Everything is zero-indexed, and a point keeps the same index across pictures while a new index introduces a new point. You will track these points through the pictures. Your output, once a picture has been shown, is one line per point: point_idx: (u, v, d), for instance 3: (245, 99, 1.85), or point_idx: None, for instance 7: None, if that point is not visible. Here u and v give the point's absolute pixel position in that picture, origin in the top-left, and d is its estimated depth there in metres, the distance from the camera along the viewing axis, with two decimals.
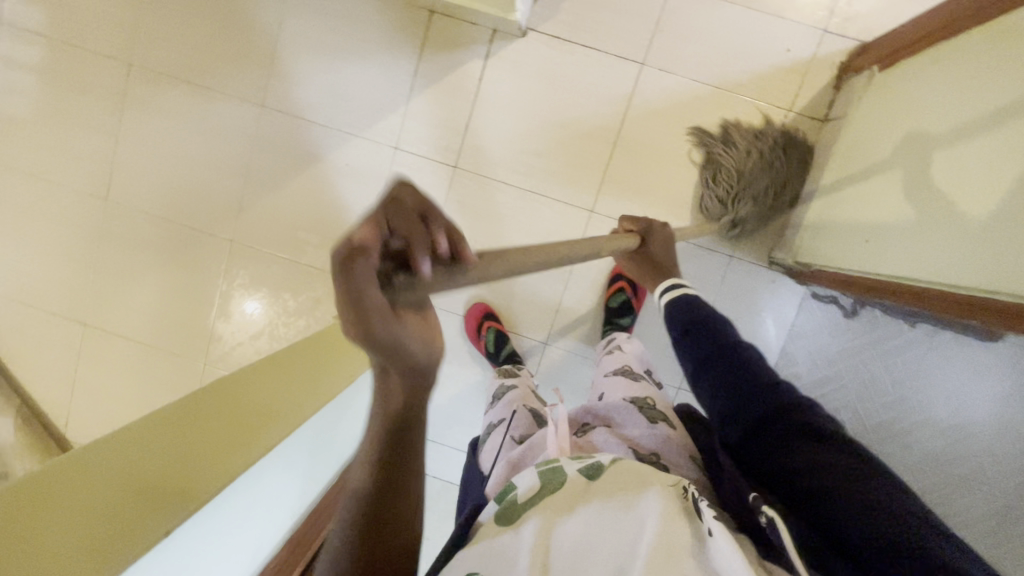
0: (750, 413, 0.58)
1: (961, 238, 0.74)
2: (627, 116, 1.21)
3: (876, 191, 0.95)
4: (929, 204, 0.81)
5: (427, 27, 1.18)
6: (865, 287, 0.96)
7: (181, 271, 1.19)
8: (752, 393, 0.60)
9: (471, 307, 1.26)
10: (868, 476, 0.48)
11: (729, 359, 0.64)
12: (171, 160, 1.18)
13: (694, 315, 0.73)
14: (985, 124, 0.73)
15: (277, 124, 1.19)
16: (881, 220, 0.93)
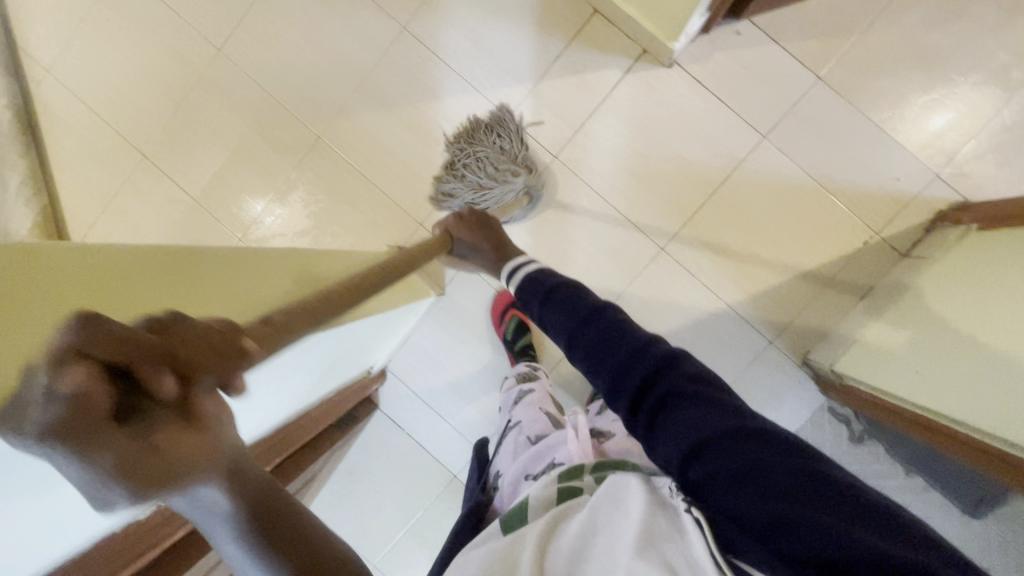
0: (632, 388, 0.56)
1: (998, 393, 0.77)
2: (729, 178, 1.15)
3: (931, 324, 0.96)
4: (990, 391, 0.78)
5: (585, 22, 1.15)
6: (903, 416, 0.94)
7: (253, 144, 1.25)
8: (633, 360, 0.57)
9: (499, 294, 1.21)
10: (779, 464, 0.45)
11: (604, 333, 0.61)
12: (289, 38, 1.22)
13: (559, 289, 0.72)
14: None
15: (404, 47, 1.20)
16: (933, 354, 0.93)
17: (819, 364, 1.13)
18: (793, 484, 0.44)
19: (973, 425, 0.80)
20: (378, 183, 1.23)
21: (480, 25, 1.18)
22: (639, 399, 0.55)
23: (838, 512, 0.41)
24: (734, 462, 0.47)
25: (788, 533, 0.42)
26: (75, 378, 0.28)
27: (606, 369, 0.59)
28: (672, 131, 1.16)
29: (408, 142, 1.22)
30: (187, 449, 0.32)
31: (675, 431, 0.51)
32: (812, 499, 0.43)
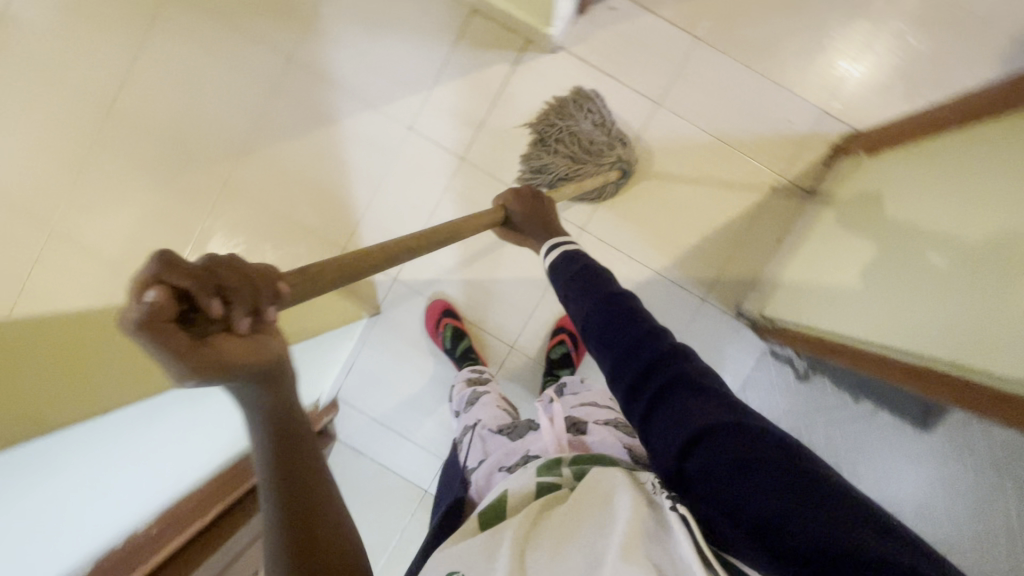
0: (636, 370, 0.52)
1: (941, 315, 0.74)
2: (633, 149, 1.18)
3: (846, 255, 0.98)
4: (931, 315, 0.76)
5: (466, 23, 1.16)
6: (839, 349, 0.96)
7: (161, 199, 1.22)
8: (637, 347, 0.53)
9: (432, 302, 1.21)
10: (786, 463, 0.40)
11: (614, 317, 0.58)
12: (180, 89, 1.21)
13: (579, 270, 0.67)
14: (971, 206, 0.72)
15: (295, 77, 1.20)
16: (851, 286, 0.95)
17: (749, 312, 1.18)
18: (790, 480, 0.39)
19: (916, 352, 0.80)
20: (296, 215, 1.22)
21: (365, 43, 1.18)
22: (642, 379, 0.51)
23: (846, 527, 0.36)
24: (731, 452, 0.42)
25: (783, 533, 0.37)
26: (149, 295, 0.28)
27: (615, 351, 0.55)
28: (570, 113, 1.18)
29: (318, 169, 1.21)
30: (240, 364, 0.32)
31: (672, 421, 0.47)
32: (818, 502, 0.38)
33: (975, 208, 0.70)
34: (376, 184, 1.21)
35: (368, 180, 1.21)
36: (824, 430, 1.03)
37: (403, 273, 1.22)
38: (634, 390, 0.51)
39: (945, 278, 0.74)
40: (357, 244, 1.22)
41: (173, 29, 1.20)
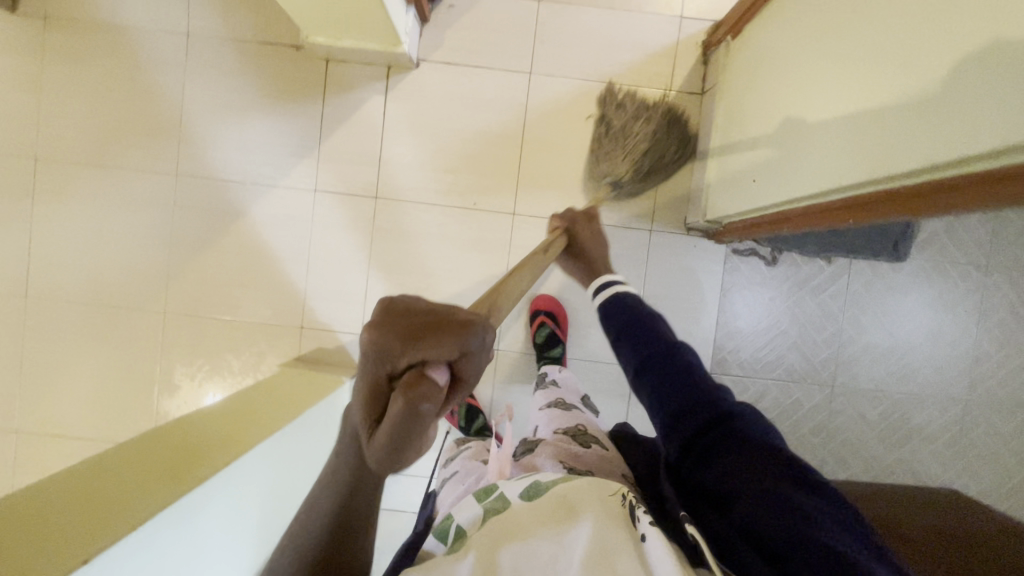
0: (681, 410, 0.62)
1: (844, 144, 0.73)
2: (527, 122, 1.19)
3: (759, 128, 0.96)
4: (836, 145, 0.74)
5: (326, 75, 1.18)
6: (774, 219, 0.95)
7: (113, 355, 1.20)
8: (682, 388, 0.64)
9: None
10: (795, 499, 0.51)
11: (665, 364, 0.67)
12: (87, 246, 1.20)
13: (629, 315, 0.76)
14: (849, 23, 0.71)
15: (192, 190, 1.20)
16: (769, 156, 0.93)
17: (696, 223, 1.17)
18: (787, 511, 0.50)
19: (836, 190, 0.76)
20: (246, 316, 1.21)
21: (243, 131, 1.19)
22: (687, 420, 0.61)
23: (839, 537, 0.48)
24: (752, 486, 0.54)
25: (784, 555, 0.49)
26: (426, 361, 0.37)
27: (669, 395, 0.64)
28: (456, 115, 1.19)
29: (248, 264, 1.21)
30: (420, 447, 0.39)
31: (708, 449, 0.60)
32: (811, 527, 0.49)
33: (847, 33, 0.71)
34: (309, 255, 1.20)
35: (299, 255, 1.20)
36: (812, 301, 1.23)
37: (367, 326, 1.21)
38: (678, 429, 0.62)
39: (840, 114, 0.73)
40: (314, 318, 1.21)
41: (59, 193, 1.19)
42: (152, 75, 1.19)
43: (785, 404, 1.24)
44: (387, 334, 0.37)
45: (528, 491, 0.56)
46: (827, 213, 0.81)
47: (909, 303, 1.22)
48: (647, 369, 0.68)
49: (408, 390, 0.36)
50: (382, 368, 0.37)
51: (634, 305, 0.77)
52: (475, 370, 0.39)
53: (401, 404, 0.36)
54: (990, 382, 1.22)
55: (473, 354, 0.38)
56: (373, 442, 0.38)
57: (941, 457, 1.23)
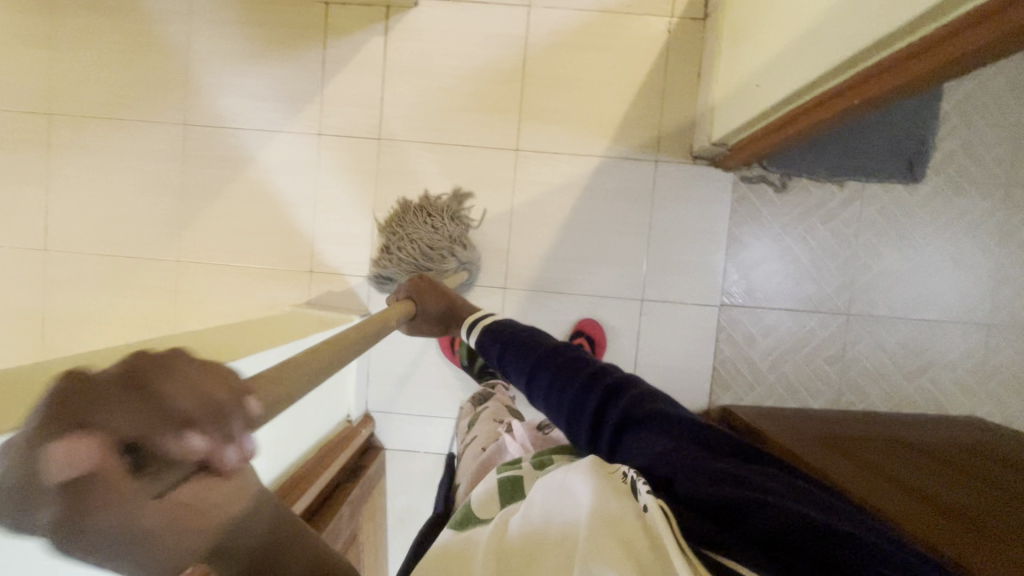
0: (575, 411, 0.61)
1: (840, 17, 0.69)
2: (528, 57, 1.19)
3: (757, 31, 0.93)
4: (831, 23, 0.71)
5: (326, 18, 1.19)
6: (792, 117, 0.92)
7: (130, 303, 1.22)
8: (585, 386, 0.61)
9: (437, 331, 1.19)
10: (753, 478, 0.45)
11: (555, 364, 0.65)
12: (102, 197, 1.22)
13: (509, 333, 0.74)
14: None
15: (199, 138, 1.21)
16: (768, 57, 0.89)
17: (702, 150, 1.15)
18: (753, 486, 0.44)
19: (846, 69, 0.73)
20: (257, 262, 1.22)
21: (247, 78, 1.20)
22: (584, 407, 0.60)
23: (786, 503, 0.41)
24: (711, 473, 0.47)
25: (754, 517, 0.41)
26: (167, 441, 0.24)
27: (561, 391, 0.62)
28: (457, 53, 1.19)
29: (258, 210, 1.22)
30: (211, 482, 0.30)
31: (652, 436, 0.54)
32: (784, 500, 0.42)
33: None
34: (316, 200, 1.22)
35: (307, 200, 1.22)
36: (824, 229, 1.20)
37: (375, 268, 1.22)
38: (582, 426, 0.60)
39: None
40: (323, 261, 1.22)
41: (73, 147, 1.22)
42: (156, 26, 1.20)
43: (798, 335, 1.21)
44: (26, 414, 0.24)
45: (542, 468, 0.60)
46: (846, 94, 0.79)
47: (924, 228, 1.19)
48: (539, 371, 0.66)
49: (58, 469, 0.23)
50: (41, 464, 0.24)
51: (511, 324, 0.76)
52: (208, 407, 0.26)
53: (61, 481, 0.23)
54: (1012, 307, 1.20)
55: (188, 379, 0.26)
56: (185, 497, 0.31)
57: (963, 384, 1.21)
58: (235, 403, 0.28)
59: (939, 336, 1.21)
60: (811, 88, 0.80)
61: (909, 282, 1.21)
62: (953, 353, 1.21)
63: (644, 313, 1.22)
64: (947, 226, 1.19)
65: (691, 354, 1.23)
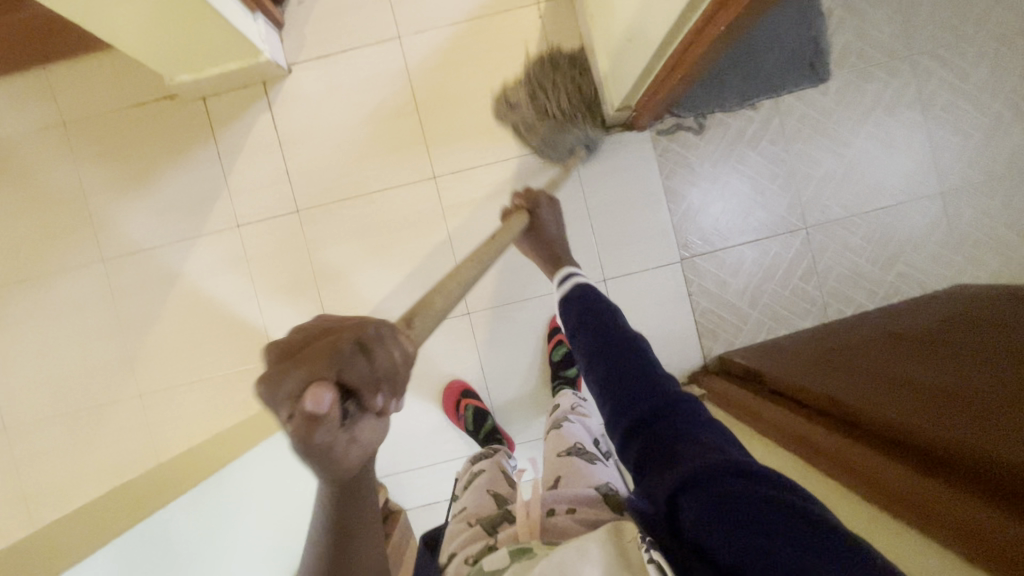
0: (636, 397, 0.64)
1: None
2: (414, 86, 1.18)
3: None
4: None
5: (207, 112, 1.17)
6: (672, 66, 0.93)
7: (103, 452, 1.17)
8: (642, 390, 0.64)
9: (448, 384, 1.18)
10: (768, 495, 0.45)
11: (614, 336, 0.74)
12: (45, 359, 1.18)
13: (591, 307, 0.79)
14: None
15: (123, 268, 1.18)
16: (635, 13, 0.89)
17: (611, 118, 1.14)
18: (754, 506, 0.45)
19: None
20: (220, 369, 1.18)
21: (150, 196, 1.18)
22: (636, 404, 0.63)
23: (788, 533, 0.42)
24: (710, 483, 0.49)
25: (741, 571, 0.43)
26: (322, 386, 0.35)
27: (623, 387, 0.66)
28: (345, 104, 1.18)
29: (203, 319, 1.19)
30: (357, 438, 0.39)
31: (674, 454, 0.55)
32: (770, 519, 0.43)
33: None
34: (254, 291, 1.19)
35: (245, 295, 1.19)
36: (754, 153, 1.19)
37: None
38: (616, 388, 0.67)
39: None
40: None
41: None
42: (45, 175, 1.18)
43: (766, 264, 1.20)
44: (276, 377, 0.36)
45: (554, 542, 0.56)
46: (708, 29, 0.80)
47: (848, 122, 1.19)
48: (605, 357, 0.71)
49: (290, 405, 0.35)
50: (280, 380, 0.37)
51: (597, 297, 0.80)
52: (368, 379, 0.37)
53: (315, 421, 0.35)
54: (958, 168, 1.19)
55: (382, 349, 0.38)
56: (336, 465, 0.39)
57: (938, 258, 1.19)
58: (380, 332, 0.39)
59: (901, 217, 1.20)
60: (678, 27, 0.79)
61: (853, 176, 1.20)
62: (920, 230, 1.20)
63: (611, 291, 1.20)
64: (870, 111, 1.18)
65: (671, 316, 1.20)
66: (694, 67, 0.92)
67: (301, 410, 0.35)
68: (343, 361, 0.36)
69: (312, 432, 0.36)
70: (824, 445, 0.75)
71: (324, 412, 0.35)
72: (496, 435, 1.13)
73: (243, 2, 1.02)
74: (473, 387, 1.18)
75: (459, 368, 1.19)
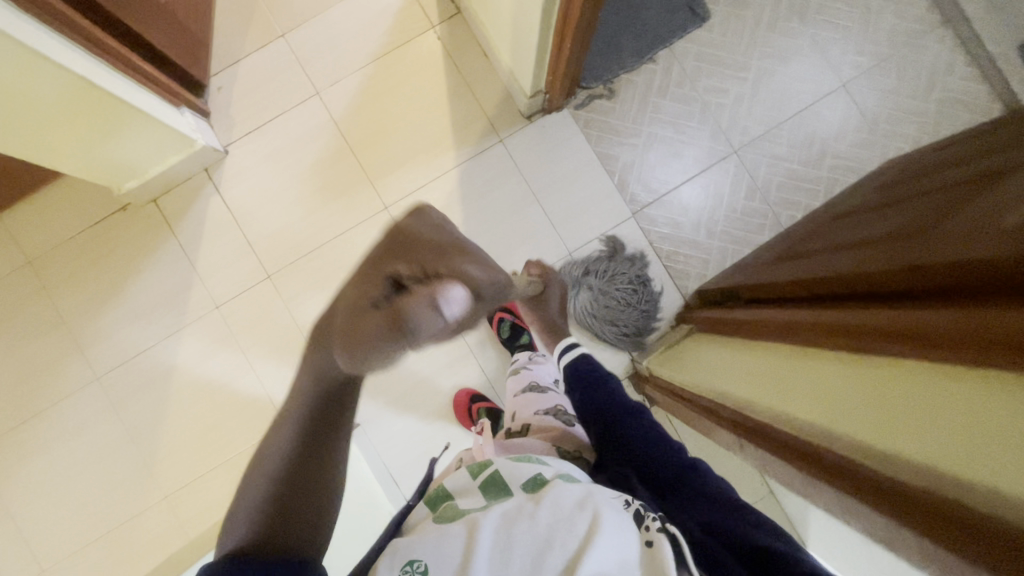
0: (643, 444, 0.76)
1: None
2: (344, 131, 1.25)
3: None
4: None
5: (161, 211, 1.23)
6: (562, 43, 1.00)
7: (146, 560, 1.17)
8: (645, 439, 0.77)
9: (455, 395, 1.22)
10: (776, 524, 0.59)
11: (607, 393, 0.87)
12: (65, 487, 1.20)
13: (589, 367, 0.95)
14: None
15: (118, 379, 1.21)
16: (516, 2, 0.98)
17: (529, 107, 1.22)
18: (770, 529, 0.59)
19: None
20: (237, 444, 1.21)
21: (127, 303, 1.22)
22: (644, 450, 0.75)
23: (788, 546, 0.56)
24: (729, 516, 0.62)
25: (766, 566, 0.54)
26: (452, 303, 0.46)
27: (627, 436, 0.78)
28: (285, 166, 1.25)
29: (208, 402, 1.21)
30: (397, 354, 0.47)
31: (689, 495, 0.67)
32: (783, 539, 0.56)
33: None
34: (250, 363, 1.22)
35: (243, 368, 1.22)
36: (668, 100, 1.27)
37: None
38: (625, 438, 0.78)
39: None
40: None
41: (14, 463, 1.20)
42: (22, 314, 1.22)
43: (710, 195, 1.27)
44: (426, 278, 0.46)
45: (534, 479, 0.62)
46: (578, 6, 0.87)
47: (739, 48, 1.28)
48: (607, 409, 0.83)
49: (419, 287, 0.45)
50: (403, 272, 0.48)
51: (593, 364, 0.95)
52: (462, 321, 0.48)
53: (435, 302, 0.44)
54: (849, 60, 1.29)
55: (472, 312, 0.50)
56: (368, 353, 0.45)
57: (861, 142, 1.27)
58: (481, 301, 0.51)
59: (816, 116, 1.28)
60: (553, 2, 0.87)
61: (762, 92, 1.28)
62: (837, 123, 1.28)
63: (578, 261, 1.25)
64: (755, 33, 1.28)
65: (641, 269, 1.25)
66: (583, 41, 0.99)
67: (437, 306, 0.44)
68: (476, 284, 0.49)
69: (410, 321, 0.43)
70: (800, 318, 0.76)
71: (448, 312, 0.45)
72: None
73: (167, 100, 1.09)
74: (480, 390, 1.22)
75: (462, 375, 1.23)
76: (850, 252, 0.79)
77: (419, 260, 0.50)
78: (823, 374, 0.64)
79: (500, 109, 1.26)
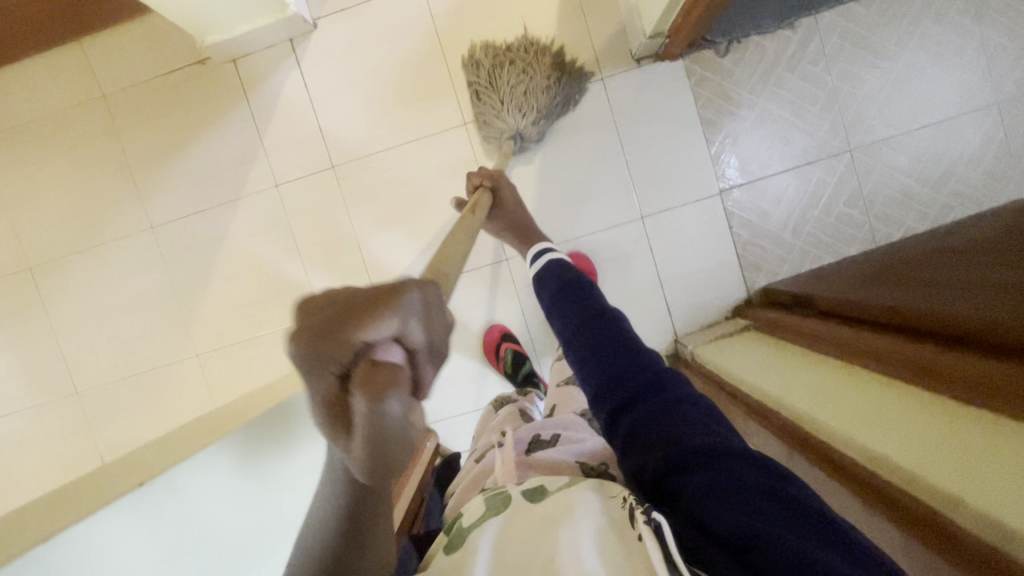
0: (614, 368, 0.62)
1: None
2: (439, 31, 1.16)
3: None
4: None
5: (238, 73, 1.19)
6: None
7: (170, 409, 1.24)
8: (615, 362, 0.62)
9: (487, 330, 1.22)
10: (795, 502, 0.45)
11: (585, 297, 0.71)
12: (106, 323, 1.24)
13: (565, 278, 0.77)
14: None
15: (170, 232, 1.23)
16: None
17: (642, 49, 1.11)
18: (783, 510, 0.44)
19: None
20: (269, 325, 1.23)
21: (189, 162, 1.21)
22: (610, 367, 0.62)
23: (789, 526, 0.43)
24: (726, 474, 0.48)
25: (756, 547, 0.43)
26: (390, 342, 0.30)
27: (594, 352, 0.64)
28: (370, 55, 1.18)
29: (249, 277, 1.22)
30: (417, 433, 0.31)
31: (663, 433, 0.54)
32: (795, 531, 0.43)
33: None
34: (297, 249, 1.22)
35: (289, 253, 1.22)
36: (793, 75, 1.14)
37: None
38: (593, 364, 0.63)
39: None
40: None
41: (64, 289, 1.24)
42: (88, 148, 1.22)
43: (809, 191, 1.16)
44: (332, 338, 0.29)
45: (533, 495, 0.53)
46: None
47: (892, 35, 1.13)
48: (580, 325, 0.68)
49: (366, 388, 0.28)
50: (325, 375, 0.29)
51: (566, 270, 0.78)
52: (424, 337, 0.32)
53: (399, 405, 0.28)
54: (1012, 78, 1.13)
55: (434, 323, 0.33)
56: (376, 463, 0.30)
57: (993, 173, 1.14)
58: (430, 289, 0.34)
59: (956, 133, 1.14)
60: None
61: (902, 92, 1.14)
62: (977, 147, 1.14)
63: (646, 228, 1.18)
64: (916, 22, 1.13)
65: (711, 252, 1.18)
66: None
67: (384, 357, 0.29)
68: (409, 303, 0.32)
69: (374, 407, 0.28)
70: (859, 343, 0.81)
71: (392, 360, 0.30)
72: (534, 378, 1.16)
73: None
74: (512, 332, 1.21)
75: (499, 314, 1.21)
76: (901, 284, 0.78)
77: (327, 327, 0.29)
78: (875, 400, 0.69)
79: (609, 45, 1.15)
